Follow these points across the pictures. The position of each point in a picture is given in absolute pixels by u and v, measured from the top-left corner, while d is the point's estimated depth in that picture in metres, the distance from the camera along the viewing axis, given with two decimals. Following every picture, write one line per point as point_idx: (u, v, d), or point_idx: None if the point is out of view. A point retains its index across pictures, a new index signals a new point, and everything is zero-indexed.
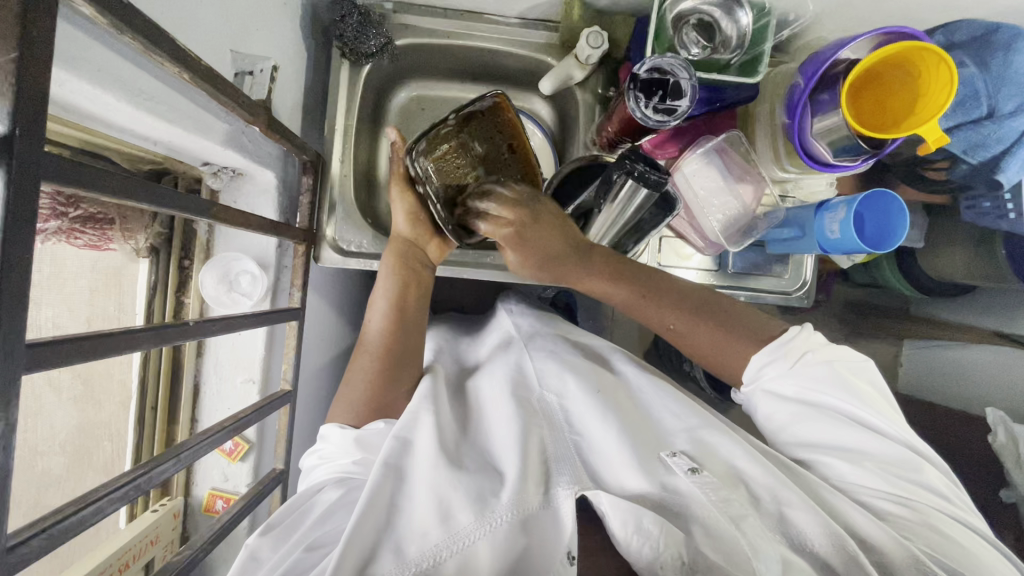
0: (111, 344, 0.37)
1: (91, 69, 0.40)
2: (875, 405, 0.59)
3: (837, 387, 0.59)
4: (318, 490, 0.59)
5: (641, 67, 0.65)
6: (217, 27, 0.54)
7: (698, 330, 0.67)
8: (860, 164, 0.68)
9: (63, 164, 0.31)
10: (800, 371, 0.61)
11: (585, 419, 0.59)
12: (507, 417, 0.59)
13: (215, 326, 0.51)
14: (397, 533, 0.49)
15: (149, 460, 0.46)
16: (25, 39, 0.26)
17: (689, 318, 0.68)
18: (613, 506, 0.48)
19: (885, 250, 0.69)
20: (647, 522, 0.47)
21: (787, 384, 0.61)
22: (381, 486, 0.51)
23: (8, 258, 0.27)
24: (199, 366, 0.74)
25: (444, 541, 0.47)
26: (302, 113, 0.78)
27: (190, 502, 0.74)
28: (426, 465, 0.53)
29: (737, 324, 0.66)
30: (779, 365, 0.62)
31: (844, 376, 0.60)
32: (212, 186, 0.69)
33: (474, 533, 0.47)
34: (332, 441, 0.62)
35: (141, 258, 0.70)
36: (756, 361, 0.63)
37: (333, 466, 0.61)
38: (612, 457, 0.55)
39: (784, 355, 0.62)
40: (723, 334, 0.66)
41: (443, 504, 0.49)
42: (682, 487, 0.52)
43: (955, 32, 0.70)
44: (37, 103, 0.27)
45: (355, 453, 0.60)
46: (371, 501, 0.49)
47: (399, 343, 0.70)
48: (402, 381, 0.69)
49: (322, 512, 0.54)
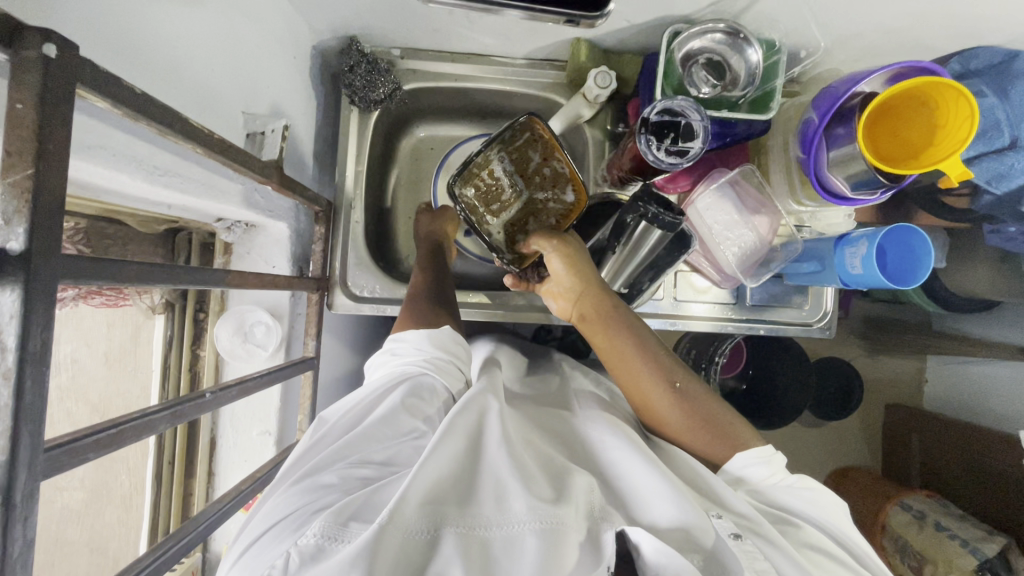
0: (129, 433, 0.37)
1: (104, 153, 0.40)
2: (863, 543, 0.52)
3: (837, 520, 0.53)
4: (385, 392, 0.54)
5: (652, 111, 0.64)
6: (226, 92, 0.55)
7: (697, 397, 0.59)
8: (879, 197, 0.66)
9: (79, 262, 0.31)
10: (789, 488, 0.54)
11: None
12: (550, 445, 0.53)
13: (231, 393, 0.51)
14: (456, 495, 0.43)
15: (166, 538, 0.45)
16: (41, 154, 0.26)
17: (691, 387, 0.59)
18: (652, 540, 0.42)
19: (912, 285, 0.67)
20: (681, 564, 0.41)
21: (780, 493, 0.54)
22: (456, 432, 0.48)
23: (26, 374, 0.26)
24: (216, 420, 0.75)
25: (496, 518, 0.41)
26: (313, 162, 0.79)
27: (209, 558, 0.74)
28: (488, 454, 0.47)
29: (722, 415, 0.58)
30: (761, 471, 0.55)
31: (833, 505, 0.54)
32: (225, 240, 0.71)
33: (528, 524, 0.41)
34: (409, 340, 0.61)
35: (157, 314, 0.72)
36: (739, 457, 0.56)
37: (404, 366, 0.58)
38: (653, 490, 0.47)
39: (768, 464, 0.55)
40: (718, 412, 0.58)
41: (501, 484, 0.44)
42: (727, 549, 0.44)
43: (972, 60, 0.68)
44: (53, 216, 0.27)
45: (427, 348, 0.60)
46: (445, 435, 0.47)
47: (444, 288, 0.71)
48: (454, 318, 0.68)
49: (382, 411, 0.51)
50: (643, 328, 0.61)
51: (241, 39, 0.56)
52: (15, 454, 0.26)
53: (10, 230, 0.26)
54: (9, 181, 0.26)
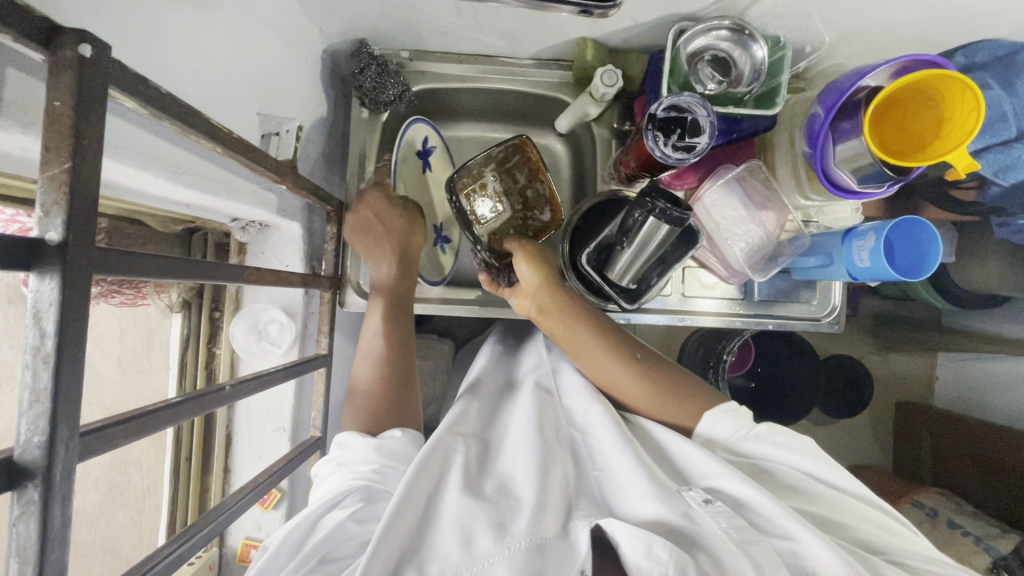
0: (155, 421, 0.38)
1: (130, 152, 0.41)
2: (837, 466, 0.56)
3: (805, 455, 0.57)
4: (336, 500, 0.52)
5: (659, 108, 0.65)
6: (242, 94, 0.56)
7: (658, 371, 0.66)
8: (886, 190, 0.67)
9: (111, 254, 0.32)
10: (755, 439, 0.60)
11: (607, 454, 0.55)
12: (526, 439, 0.56)
13: (248, 387, 0.51)
14: (419, 552, 0.44)
15: (185, 530, 0.46)
16: (77, 149, 0.27)
17: (651, 364, 0.66)
18: (624, 530, 0.44)
19: (923, 277, 0.67)
20: (658, 547, 0.42)
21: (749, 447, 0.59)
22: (415, 482, 0.48)
23: (64, 359, 0.27)
24: (231, 417, 0.76)
25: (464, 563, 0.42)
26: (324, 163, 0.80)
27: (225, 552, 0.75)
28: (450, 497, 0.48)
29: (683, 384, 0.65)
30: (727, 428, 0.61)
31: (804, 444, 0.58)
32: (240, 240, 0.73)
33: (498, 558, 0.42)
34: (352, 448, 0.57)
35: (174, 313, 0.74)
36: (709, 417, 0.62)
37: (352, 473, 0.55)
38: (629, 486, 0.50)
39: (733, 421, 0.61)
40: (679, 381, 0.65)
41: (466, 525, 0.45)
42: (697, 517, 0.47)
43: (976, 53, 0.69)
44: (89, 208, 0.28)
45: (375, 458, 0.55)
46: (405, 493, 0.46)
47: (395, 363, 0.67)
48: (406, 399, 0.65)
49: (331, 526, 0.49)
50: (603, 317, 0.67)
51: (255, 43, 0.57)
52: (53, 436, 0.27)
53: (49, 221, 0.27)
54: (49, 175, 0.27)
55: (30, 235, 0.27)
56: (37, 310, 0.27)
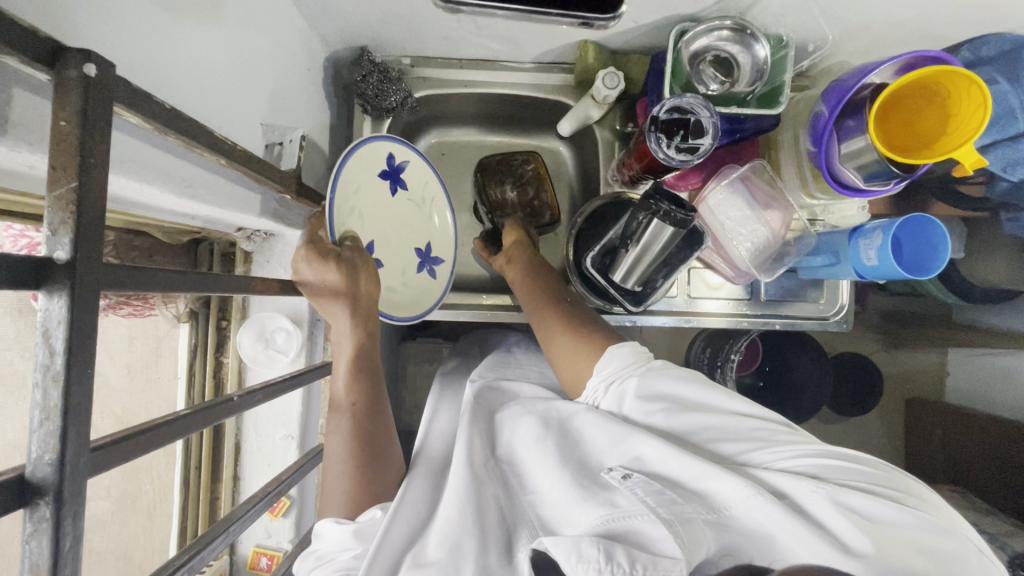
0: (167, 434, 0.38)
1: (136, 167, 0.42)
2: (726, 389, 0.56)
3: (699, 384, 0.56)
4: None
5: (661, 109, 0.65)
6: (246, 105, 0.56)
7: (581, 316, 0.66)
8: (893, 187, 0.66)
9: (120, 271, 0.32)
10: (649, 374, 0.58)
11: (536, 473, 0.55)
12: (454, 475, 0.56)
13: (255, 397, 0.51)
14: None
15: (195, 543, 0.45)
16: (83, 167, 0.28)
17: (577, 311, 0.67)
18: (554, 541, 0.43)
19: (934, 273, 0.66)
20: (586, 545, 0.41)
21: (648, 388, 0.56)
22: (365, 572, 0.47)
23: (73, 377, 0.28)
24: (239, 426, 0.76)
25: None
26: (327, 171, 0.80)
27: (236, 560, 0.75)
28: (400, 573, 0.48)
29: (599, 330, 0.64)
30: (623, 366, 0.59)
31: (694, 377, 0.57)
32: (246, 249, 0.73)
33: None
34: (329, 538, 0.54)
35: (182, 322, 0.75)
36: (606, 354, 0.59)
37: (332, 566, 0.52)
38: (560, 502, 0.50)
39: (634, 361, 0.59)
40: (595, 328, 0.64)
41: None
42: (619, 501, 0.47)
43: (982, 47, 0.68)
44: (95, 225, 0.28)
45: (355, 544, 0.53)
46: None
47: (368, 426, 0.61)
48: (384, 464, 0.60)
49: None
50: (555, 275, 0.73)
51: (257, 54, 0.58)
52: (64, 453, 0.28)
53: (57, 240, 0.27)
54: (55, 195, 0.27)
55: (38, 255, 0.27)
56: (46, 329, 0.27)
